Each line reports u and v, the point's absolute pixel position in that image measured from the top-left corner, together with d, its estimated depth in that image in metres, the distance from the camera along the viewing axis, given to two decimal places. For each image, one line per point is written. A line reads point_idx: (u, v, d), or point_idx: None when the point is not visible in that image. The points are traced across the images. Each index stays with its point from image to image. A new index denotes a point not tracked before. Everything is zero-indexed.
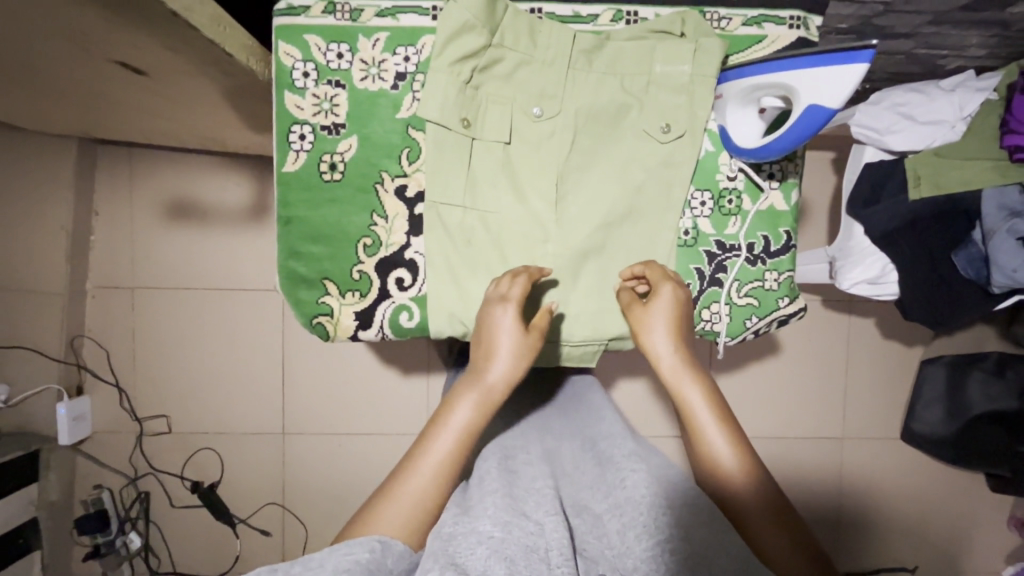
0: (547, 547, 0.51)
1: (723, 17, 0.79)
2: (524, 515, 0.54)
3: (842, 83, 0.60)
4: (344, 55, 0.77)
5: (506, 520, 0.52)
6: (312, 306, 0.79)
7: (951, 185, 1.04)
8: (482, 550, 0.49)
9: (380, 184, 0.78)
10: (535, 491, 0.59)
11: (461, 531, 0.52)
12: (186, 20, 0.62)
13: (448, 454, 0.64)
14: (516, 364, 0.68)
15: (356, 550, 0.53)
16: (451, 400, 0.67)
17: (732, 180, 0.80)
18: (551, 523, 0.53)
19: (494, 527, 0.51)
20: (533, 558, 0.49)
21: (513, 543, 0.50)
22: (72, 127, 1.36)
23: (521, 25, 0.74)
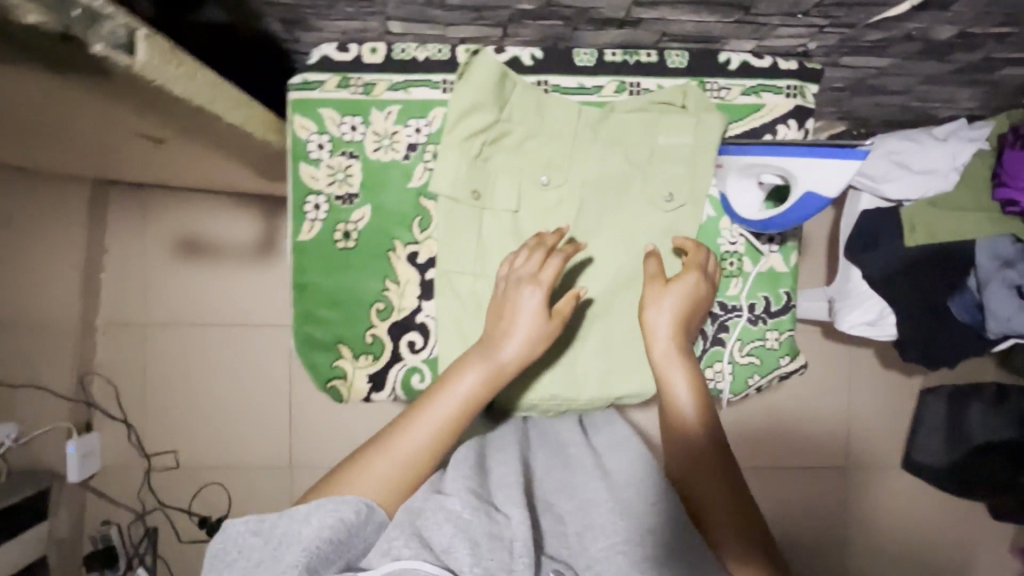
0: (511, 538, 0.56)
1: (723, 87, 0.82)
2: (493, 505, 0.60)
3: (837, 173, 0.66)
4: (357, 128, 0.80)
5: (476, 505, 0.58)
6: (326, 369, 0.81)
7: (943, 235, 1.07)
8: (450, 528, 0.55)
9: (392, 250, 0.81)
10: (507, 481, 0.64)
11: (431, 507, 0.58)
12: (211, 112, 0.64)
13: (447, 420, 0.65)
14: (525, 348, 0.68)
15: (341, 508, 0.58)
16: (460, 367, 0.68)
17: (733, 244, 0.83)
18: (514, 515, 0.58)
19: (463, 508, 0.57)
20: (496, 546, 0.55)
21: (478, 528, 0.56)
22: (86, 171, 1.39)
23: (528, 100, 0.77)
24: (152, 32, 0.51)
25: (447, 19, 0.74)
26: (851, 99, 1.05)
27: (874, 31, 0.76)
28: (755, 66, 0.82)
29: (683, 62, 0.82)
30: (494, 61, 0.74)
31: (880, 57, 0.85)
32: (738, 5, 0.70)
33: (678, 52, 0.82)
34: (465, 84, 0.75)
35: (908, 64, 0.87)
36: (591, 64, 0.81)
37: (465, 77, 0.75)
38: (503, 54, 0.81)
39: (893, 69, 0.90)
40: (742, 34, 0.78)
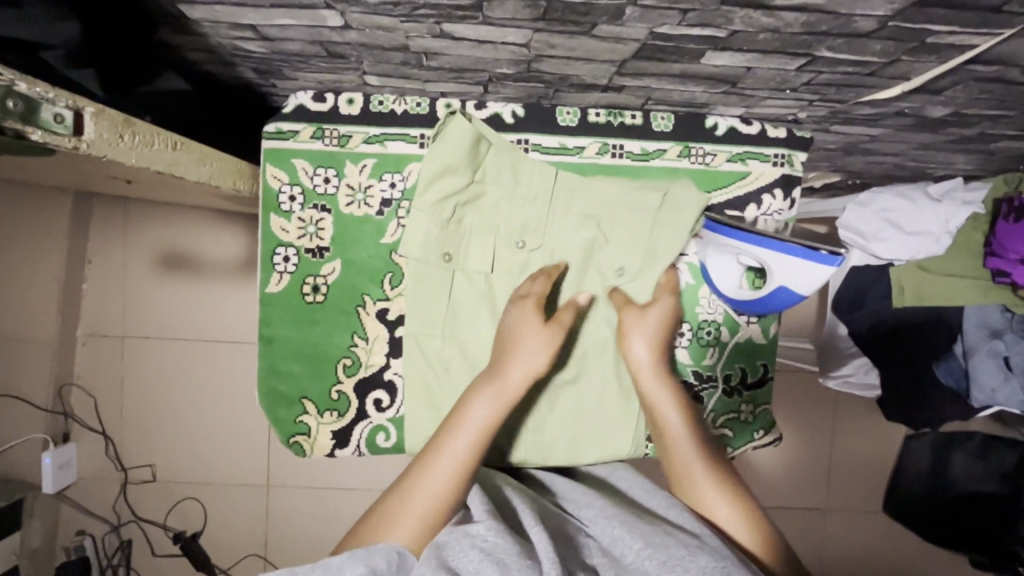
0: (539, 552, 0.49)
1: (708, 153, 0.80)
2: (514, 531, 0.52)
3: (812, 278, 0.70)
4: (330, 180, 0.78)
5: (498, 527, 0.52)
6: (289, 425, 0.80)
7: (934, 299, 1.04)
8: (475, 554, 0.48)
9: (362, 306, 0.79)
10: (518, 511, 0.58)
11: (454, 538, 0.51)
12: (172, 172, 0.62)
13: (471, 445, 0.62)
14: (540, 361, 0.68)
15: (376, 558, 0.51)
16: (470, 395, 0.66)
17: (712, 314, 0.81)
18: (536, 535, 0.51)
19: (487, 531, 0.51)
20: (525, 561, 0.47)
21: (505, 548, 0.49)
22: (68, 184, 1.36)
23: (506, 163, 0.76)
24: (100, 108, 0.49)
25: (426, 76, 0.72)
26: (843, 157, 1.03)
27: (865, 107, 0.74)
28: (743, 132, 0.80)
29: (669, 126, 0.80)
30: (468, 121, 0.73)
31: (873, 127, 0.82)
32: (724, 79, 0.68)
33: (665, 115, 0.80)
34: (437, 147, 0.74)
35: (901, 134, 0.85)
36: (574, 123, 0.79)
37: (439, 138, 0.74)
38: (484, 110, 0.79)
39: (886, 137, 0.87)
40: (729, 102, 0.75)
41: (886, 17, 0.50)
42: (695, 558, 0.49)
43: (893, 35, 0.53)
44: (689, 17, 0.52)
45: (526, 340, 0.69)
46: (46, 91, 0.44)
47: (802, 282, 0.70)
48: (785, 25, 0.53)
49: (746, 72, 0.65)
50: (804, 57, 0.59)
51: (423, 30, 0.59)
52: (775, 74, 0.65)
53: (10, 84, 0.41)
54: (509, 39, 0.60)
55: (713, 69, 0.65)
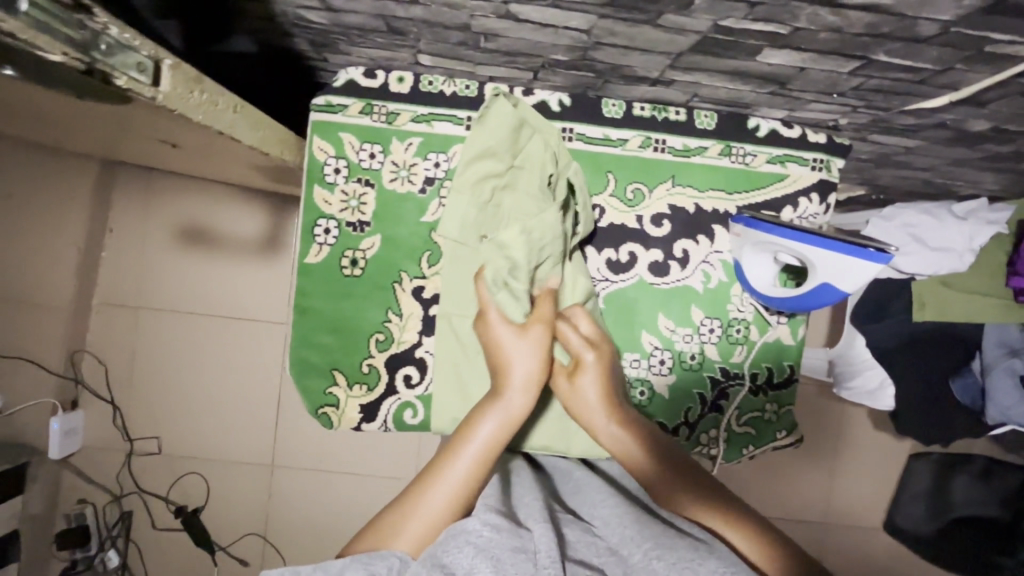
0: (536, 549, 0.47)
1: (749, 153, 0.81)
2: (515, 523, 0.51)
3: (859, 276, 0.66)
4: (376, 156, 0.79)
5: (496, 522, 0.50)
6: (319, 396, 0.80)
7: (954, 315, 1.05)
8: (470, 550, 0.46)
9: (398, 282, 0.80)
10: (525, 503, 0.57)
11: (451, 534, 0.49)
12: (231, 134, 0.63)
13: (479, 459, 0.58)
14: (536, 369, 0.64)
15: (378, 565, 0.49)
16: (477, 411, 0.62)
17: (742, 312, 0.82)
18: (539, 529, 0.50)
19: (482, 525, 0.49)
20: (522, 557, 0.46)
21: (501, 544, 0.47)
22: (97, 150, 1.37)
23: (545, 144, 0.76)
24: (177, 61, 0.50)
25: (479, 59, 0.73)
26: (874, 169, 1.04)
27: (907, 116, 0.75)
28: (783, 135, 0.82)
29: (712, 124, 0.81)
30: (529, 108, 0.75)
31: (910, 138, 0.84)
32: (775, 79, 0.69)
33: (708, 113, 0.81)
34: (480, 130, 0.74)
35: (937, 148, 0.86)
36: (619, 116, 0.80)
37: (482, 121, 0.74)
38: (531, 97, 0.80)
39: (921, 150, 0.88)
40: (774, 104, 0.76)
41: (949, 22, 0.51)
42: (704, 562, 0.47)
43: (953, 42, 0.55)
44: (756, 11, 0.53)
45: (512, 346, 0.65)
46: (134, 38, 0.45)
47: (846, 279, 0.67)
48: (849, 25, 0.54)
49: (798, 73, 0.66)
50: (860, 60, 0.61)
51: (489, 10, 0.60)
52: (827, 76, 0.66)
53: (104, 28, 0.42)
54: (572, 24, 0.61)
55: (765, 67, 0.66)
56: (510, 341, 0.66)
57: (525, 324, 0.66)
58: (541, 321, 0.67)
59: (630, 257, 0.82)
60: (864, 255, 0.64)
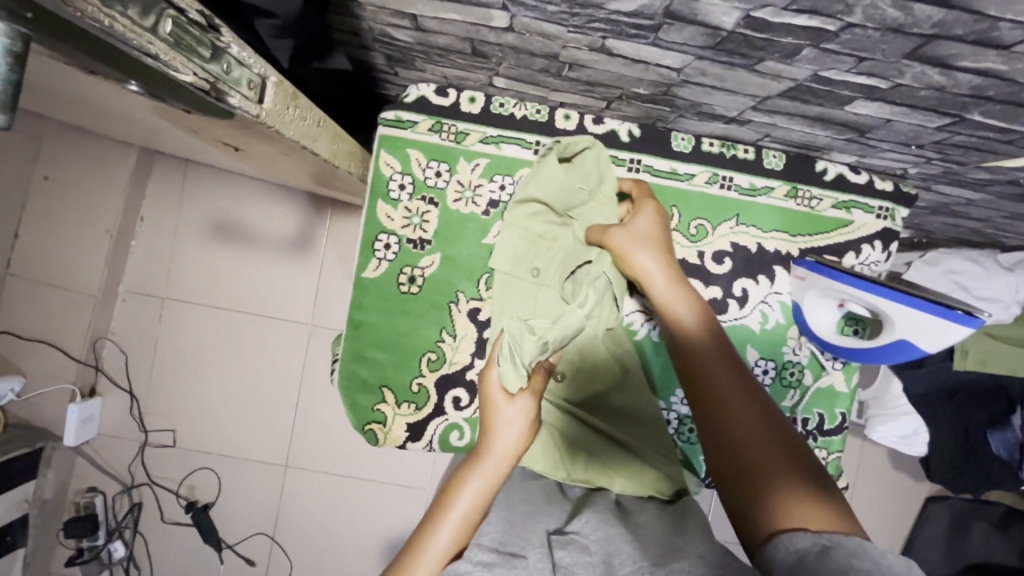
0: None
1: (815, 196, 0.81)
2: (510, 557, 0.54)
3: (941, 336, 0.65)
4: (442, 174, 0.78)
5: (490, 561, 0.52)
6: (366, 411, 0.79)
7: (996, 366, 1.05)
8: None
9: (455, 303, 0.79)
10: (526, 531, 0.58)
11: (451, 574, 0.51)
12: (312, 149, 0.63)
13: (463, 521, 0.58)
14: (516, 436, 0.62)
15: None
16: (459, 476, 0.61)
17: (797, 354, 0.81)
18: (534, 557, 0.54)
19: (475, 566, 0.51)
20: None
21: None
22: (138, 140, 1.36)
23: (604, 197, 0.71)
24: (281, 78, 0.50)
25: (556, 86, 0.72)
26: (928, 215, 1.03)
27: (981, 171, 0.75)
28: (851, 180, 0.81)
29: (780, 165, 0.80)
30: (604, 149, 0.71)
31: (976, 191, 0.83)
32: (855, 128, 0.68)
33: (777, 153, 0.80)
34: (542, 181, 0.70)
35: (1001, 201, 0.86)
36: (687, 151, 0.80)
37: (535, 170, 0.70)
38: (601, 125, 0.79)
39: (983, 202, 0.88)
40: (847, 149, 0.76)
41: None
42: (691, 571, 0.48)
43: None
44: (861, 66, 0.53)
45: (504, 408, 0.63)
46: (249, 56, 0.45)
47: (926, 337, 0.66)
48: (953, 85, 0.53)
49: (882, 124, 0.65)
50: (952, 117, 0.60)
51: (583, 42, 0.59)
52: (912, 129, 0.65)
53: (225, 47, 0.42)
54: (665, 62, 0.60)
55: (850, 116, 0.65)
56: (503, 402, 0.63)
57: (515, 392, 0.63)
58: (531, 392, 0.64)
59: None
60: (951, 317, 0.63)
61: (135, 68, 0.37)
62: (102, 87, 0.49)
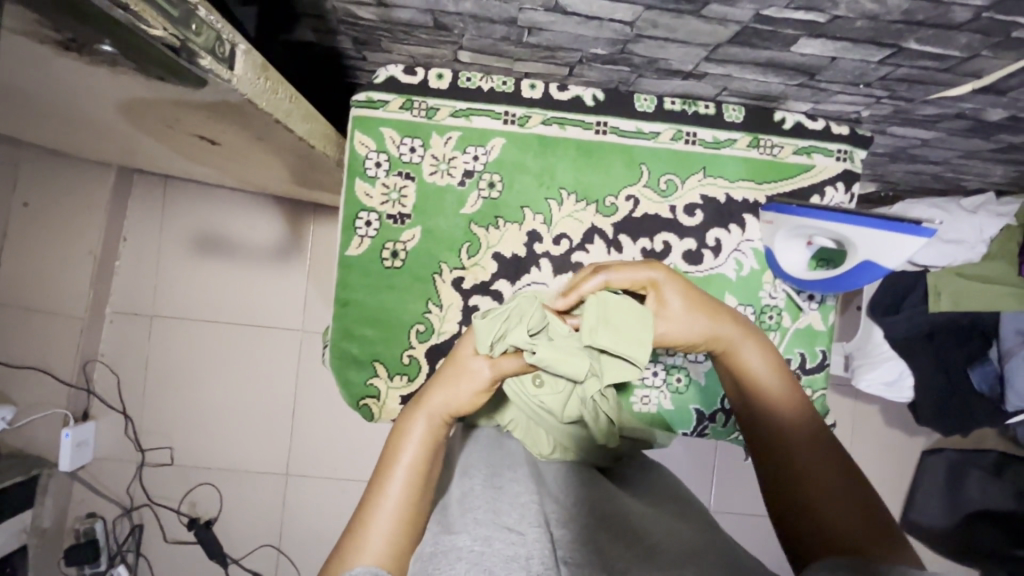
0: (528, 556, 0.44)
1: (776, 144, 0.84)
2: (500, 524, 0.48)
3: (900, 249, 0.68)
4: (416, 150, 0.81)
5: (486, 534, 0.47)
6: (359, 387, 0.81)
7: (969, 305, 1.08)
8: (461, 566, 0.43)
9: (439, 274, 0.81)
10: (518, 503, 0.52)
11: (440, 550, 0.45)
12: (286, 124, 0.65)
13: (415, 467, 0.57)
14: (470, 388, 0.61)
15: None
16: (404, 422, 0.60)
17: (774, 298, 0.84)
18: (533, 533, 0.47)
19: (473, 541, 0.46)
20: (514, 567, 0.43)
21: (492, 556, 0.44)
22: (120, 158, 1.38)
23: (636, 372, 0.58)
24: (249, 47, 0.53)
25: (518, 54, 0.75)
26: (890, 163, 1.07)
27: (929, 107, 0.78)
28: (808, 127, 0.84)
29: (740, 117, 0.83)
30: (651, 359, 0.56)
31: (927, 130, 0.87)
32: (805, 70, 0.72)
33: (736, 107, 0.83)
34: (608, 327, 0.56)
35: (953, 139, 0.90)
36: (650, 110, 0.82)
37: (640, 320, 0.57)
38: (566, 93, 0.82)
39: (937, 142, 0.92)
40: (801, 96, 0.79)
41: (982, 8, 0.55)
42: None
43: (983, 27, 0.58)
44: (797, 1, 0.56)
45: (465, 360, 0.62)
46: (217, 21, 0.48)
47: (885, 252, 0.69)
48: (885, 12, 0.57)
49: (829, 63, 0.69)
50: (891, 48, 0.64)
51: (538, 3, 0.62)
52: (857, 66, 0.69)
53: (192, 8, 0.45)
54: (616, 17, 0.63)
55: (798, 58, 0.69)
56: (466, 356, 0.62)
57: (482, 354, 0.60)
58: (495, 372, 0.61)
59: (665, 246, 0.83)
60: (905, 227, 0.67)
61: (108, 25, 0.40)
62: (80, 73, 0.51)
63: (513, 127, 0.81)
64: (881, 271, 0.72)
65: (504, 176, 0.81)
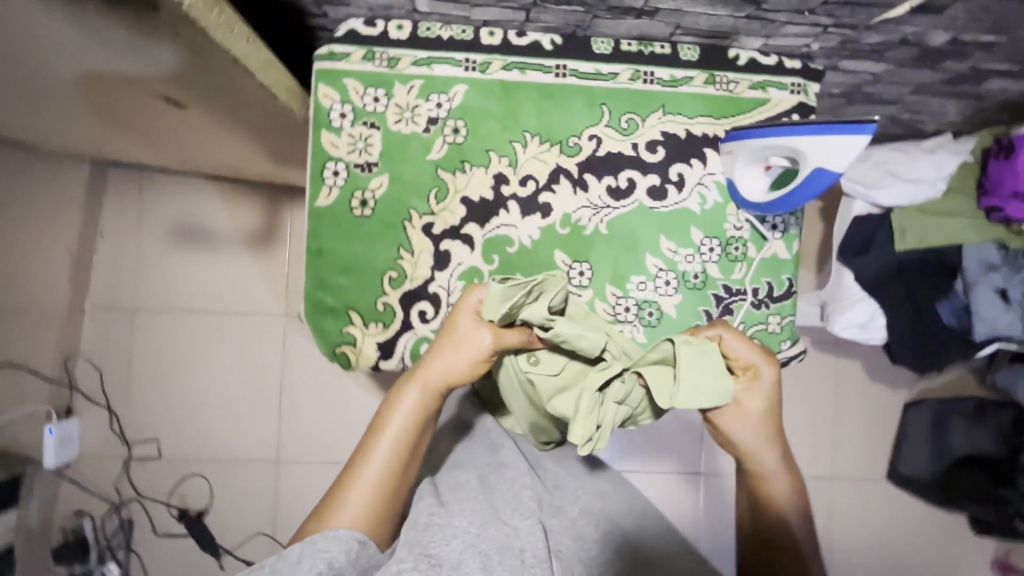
0: (519, 547, 0.64)
1: (731, 80, 0.86)
2: (495, 513, 0.67)
3: (846, 151, 0.70)
4: (380, 99, 0.82)
5: (481, 520, 0.65)
6: (335, 335, 0.82)
7: (930, 239, 1.12)
8: (457, 543, 0.61)
9: (408, 220, 0.82)
10: (510, 497, 0.70)
11: (436, 523, 0.63)
12: (244, 64, 0.70)
13: (401, 438, 0.65)
14: (464, 365, 0.66)
15: (333, 548, 0.58)
16: (398, 390, 0.67)
17: (739, 230, 0.86)
18: (521, 525, 0.66)
19: (469, 524, 0.64)
20: (506, 554, 0.62)
21: (487, 540, 0.63)
22: (91, 149, 1.37)
23: (662, 384, 0.64)
24: None
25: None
26: (848, 107, 1.10)
27: (874, 34, 0.81)
28: (761, 63, 0.87)
29: (695, 56, 0.86)
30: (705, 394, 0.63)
31: (877, 62, 0.90)
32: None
33: (691, 46, 0.86)
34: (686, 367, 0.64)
35: (902, 71, 0.93)
36: (608, 52, 0.84)
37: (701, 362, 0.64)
38: (524, 39, 0.83)
39: (888, 76, 0.95)
40: (751, 30, 0.82)
41: None
42: None
43: None
44: None
45: (465, 331, 0.66)
46: None
47: (832, 157, 0.71)
48: None
49: None
50: None
51: None
52: None
53: None
54: None
55: None
56: (468, 328, 0.65)
57: (488, 327, 0.65)
58: (497, 343, 0.65)
59: (629, 183, 0.85)
60: (845, 128, 0.69)
61: None
62: None
63: (474, 74, 0.82)
64: (834, 179, 0.73)
65: (468, 121, 0.83)
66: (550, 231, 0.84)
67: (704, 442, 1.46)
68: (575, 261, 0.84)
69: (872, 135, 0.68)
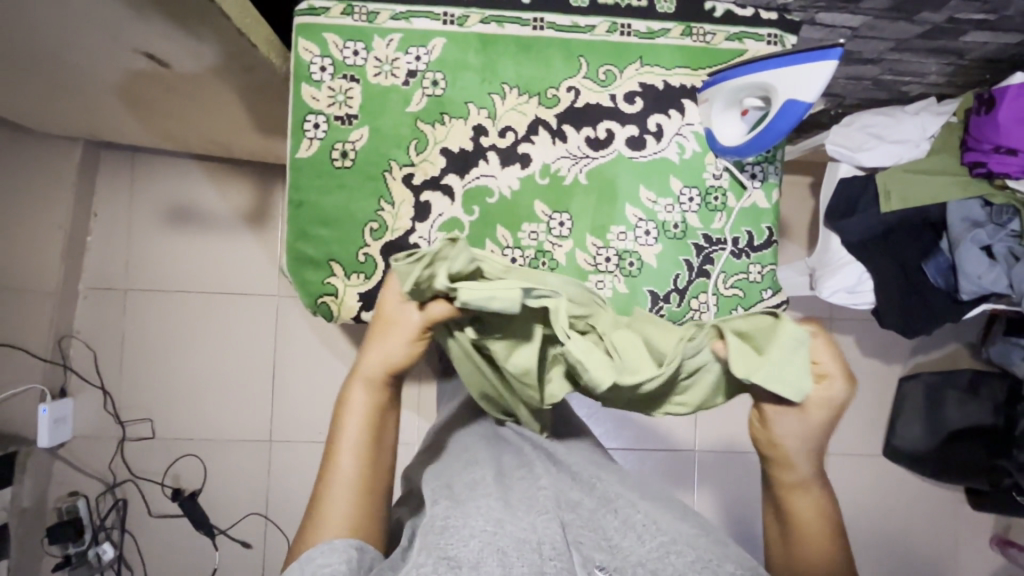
0: (539, 541, 0.56)
1: (709, 32, 0.86)
2: (508, 506, 0.60)
3: (814, 78, 0.70)
4: (359, 53, 0.83)
5: (498, 516, 0.58)
6: (317, 286, 0.83)
7: (915, 199, 1.11)
8: (476, 543, 0.54)
9: (388, 171, 0.83)
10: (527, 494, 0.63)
11: (453, 525, 0.56)
12: (220, 6, 0.71)
13: (365, 438, 0.62)
14: (401, 347, 0.62)
15: (332, 560, 0.53)
16: (345, 393, 0.63)
17: (718, 178, 0.86)
18: (542, 521, 0.59)
19: (486, 522, 0.56)
20: (525, 549, 0.54)
21: (506, 536, 0.55)
22: (84, 130, 1.39)
23: (749, 356, 0.52)
24: None
25: None
26: None
27: None
28: (738, 14, 0.87)
29: (672, 8, 0.86)
30: (794, 385, 0.51)
31: (853, 14, 0.90)
32: None
33: None
34: (772, 363, 0.51)
35: (879, 23, 0.94)
36: (585, 5, 0.85)
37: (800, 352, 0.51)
38: None
39: (866, 30, 0.95)
40: None
41: None
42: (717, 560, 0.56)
43: None
44: None
45: (392, 314, 0.62)
46: None
47: (802, 87, 0.71)
48: None
49: None
50: None
51: None
52: None
53: None
54: None
55: None
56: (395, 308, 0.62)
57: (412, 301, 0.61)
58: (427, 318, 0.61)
59: (608, 133, 0.85)
60: (812, 55, 0.69)
61: None
62: None
63: (452, 27, 0.83)
64: (806, 111, 0.73)
65: (447, 74, 0.83)
66: (530, 182, 0.84)
67: (698, 424, 1.48)
68: (555, 212, 0.85)
69: (839, 60, 0.69)
